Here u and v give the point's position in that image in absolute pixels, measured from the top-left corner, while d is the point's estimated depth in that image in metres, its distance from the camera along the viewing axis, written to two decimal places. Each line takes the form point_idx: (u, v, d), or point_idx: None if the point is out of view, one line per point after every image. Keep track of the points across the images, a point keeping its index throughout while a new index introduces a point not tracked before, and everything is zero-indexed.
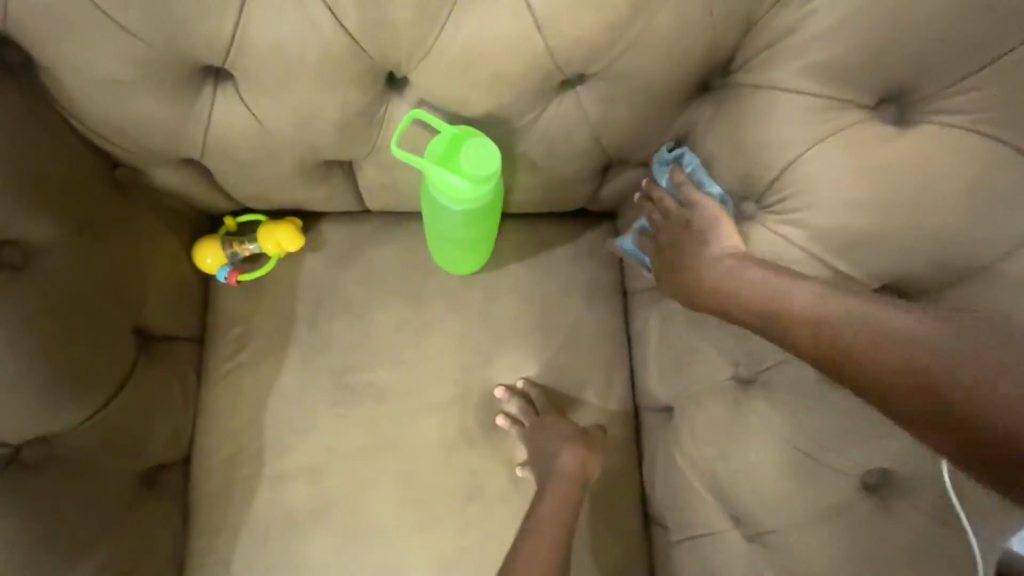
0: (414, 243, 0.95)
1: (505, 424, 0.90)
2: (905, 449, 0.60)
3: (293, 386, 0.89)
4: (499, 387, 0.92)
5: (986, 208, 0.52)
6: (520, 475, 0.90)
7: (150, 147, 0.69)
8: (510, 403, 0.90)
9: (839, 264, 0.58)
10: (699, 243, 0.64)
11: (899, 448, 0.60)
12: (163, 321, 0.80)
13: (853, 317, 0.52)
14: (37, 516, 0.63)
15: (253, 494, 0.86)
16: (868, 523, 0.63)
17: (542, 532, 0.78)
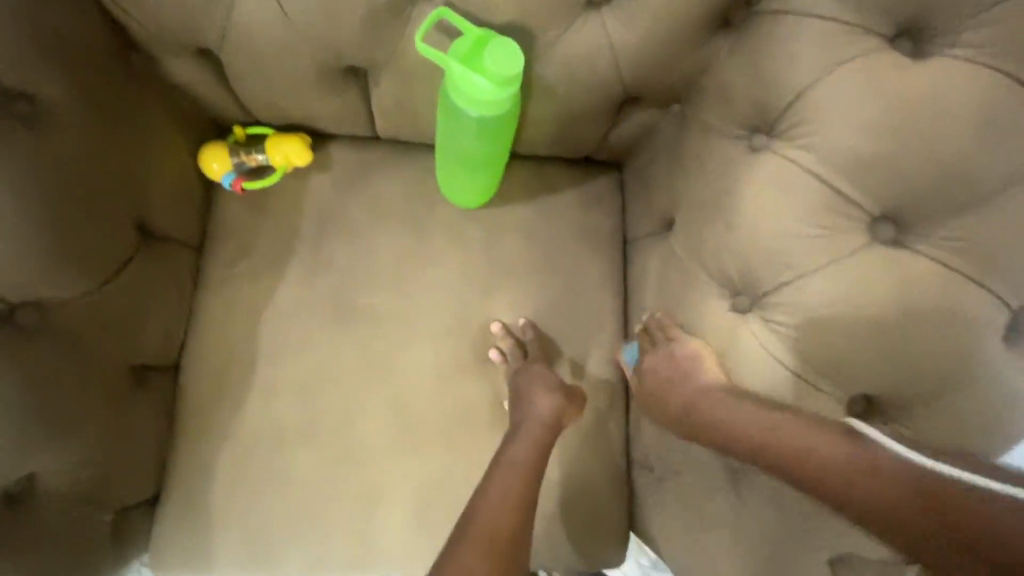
0: (422, 174, 0.94)
1: (496, 357, 0.90)
2: (894, 377, 0.61)
3: (290, 301, 0.88)
4: (496, 322, 0.93)
5: (988, 140, 0.55)
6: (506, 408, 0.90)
7: (167, 27, 0.68)
8: (505, 339, 0.91)
9: (847, 184, 0.60)
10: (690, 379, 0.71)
11: (887, 379, 0.62)
12: (166, 219, 0.80)
13: (817, 472, 0.55)
14: (28, 382, 0.62)
15: (242, 404, 0.85)
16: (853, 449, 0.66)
17: (512, 466, 0.75)
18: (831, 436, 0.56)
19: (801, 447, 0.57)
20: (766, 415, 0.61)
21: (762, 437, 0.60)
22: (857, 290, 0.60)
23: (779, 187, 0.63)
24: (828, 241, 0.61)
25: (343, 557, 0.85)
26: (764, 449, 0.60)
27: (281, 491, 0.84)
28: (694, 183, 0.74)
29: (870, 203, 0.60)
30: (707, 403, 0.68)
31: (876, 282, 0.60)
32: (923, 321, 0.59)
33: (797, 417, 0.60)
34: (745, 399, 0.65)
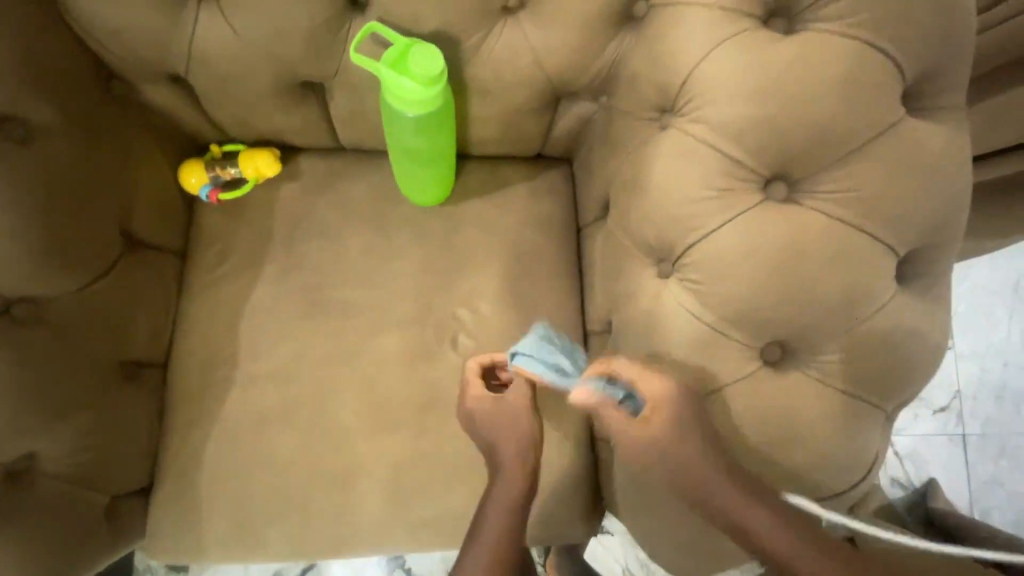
0: (383, 177, 1.03)
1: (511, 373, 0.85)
2: (801, 324, 0.67)
3: (267, 300, 0.96)
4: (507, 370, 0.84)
5: (853, 100, 0.62)
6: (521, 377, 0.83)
7: (139, 58, 0.78)
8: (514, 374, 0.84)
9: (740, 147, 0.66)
10: (690, 444, 0.66)
11: (795, 326, 0.67)
12: (148, 229, 0.88)
13: (782, 548, 0.63)
14: (23, 367, 0.71)
15: (226, 396, 0.92)
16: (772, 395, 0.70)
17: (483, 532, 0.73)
18: (804, 530, 0.64)
19: (782, 556, 0.63)
20: (740, 494, 0.65)
21: (731, 514, 0.65)
22: (760, 243, 0.66)
23: (681, 159, 0.70)
24: (728, 198, 0.67)
25: (324, 535, 0.91)
26: (745, 526, 0.65)
27: (264, 475, 0.91)
28: (621, 165, 0.81)
29: (761, 164, 0.66)
30: (694, 471, 0.66)
31: (773, 235, 0.66)
32: (816, 268, 0.65)
33: (772, 507, 0.65)
34: (739, 481, 0.66)
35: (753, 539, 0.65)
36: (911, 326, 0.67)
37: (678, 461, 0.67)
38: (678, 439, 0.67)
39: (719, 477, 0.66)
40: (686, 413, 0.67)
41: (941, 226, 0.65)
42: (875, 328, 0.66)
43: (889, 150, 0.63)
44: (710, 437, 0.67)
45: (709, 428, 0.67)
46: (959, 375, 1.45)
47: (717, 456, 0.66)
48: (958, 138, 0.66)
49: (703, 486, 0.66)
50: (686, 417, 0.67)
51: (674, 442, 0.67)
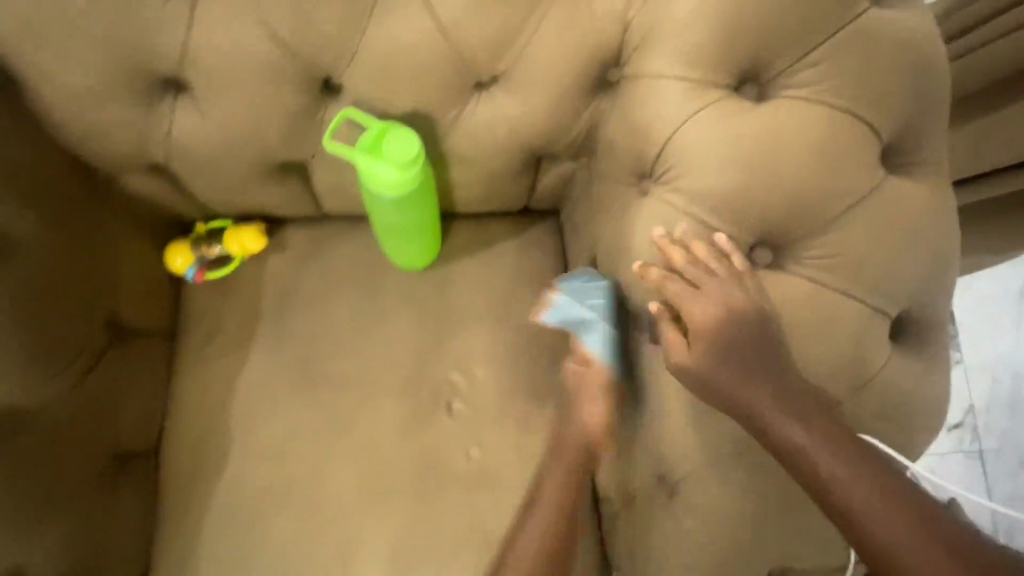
0: (369, 243, 1.02)
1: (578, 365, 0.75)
2: None
3: (257, 376, 0.95)
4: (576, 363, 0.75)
5: (830, 165, 0.61)
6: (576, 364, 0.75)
7: (115, 155, 0.78)
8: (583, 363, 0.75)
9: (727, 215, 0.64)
10: (748, 372, 0.62)
11: None
12: (133, 316, 0.88)
13: (844, 486, 0.59)
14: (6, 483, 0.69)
15: (219, 479, 0.91)
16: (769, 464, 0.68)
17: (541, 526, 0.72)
18: (860, 461, 0.60)
19: (842, 503, 0.59)
20: (796, 430, 0.60)
21: (789, 452, 0.61)
22: (754, 313, 0.64)
23: (662, 228, 0.69)
24: (720, 268, 0.65)
25: None
26: (800, 464, 0.60)
27: (261, 560, 0.89)
28: (604, 227, 0.80)
29: (748, 231, 0.65)
30: (756, 405, 0.61)
31: (766, 304, 0.64)
32: (807, 337, 0.63)
33: (832, 444, 0.60)
34: (800, 420, 0.60)
35: (809, 476, 0.60)
36: (905, 384, 0.66)
37: (731, 387, 0.62)
38: (728, 366, 0.62)
39: (782, 417, 0.61)
40: (740, 349, 0.62)
41: (928, 282, 0.65)
42: (872, 392, 0.65)
43: (870, 213, 0.62)
44: (757, 355, 0.62)
45: (765, 364, 0.62)
46: (970, 390, 1.42)
47: (780, 390, 0.61)
48: (939, 193, 0.65)
49: (760, 424, 0.62)
50: (732, 356, 0.62)
51: (725, 380, 0.62)
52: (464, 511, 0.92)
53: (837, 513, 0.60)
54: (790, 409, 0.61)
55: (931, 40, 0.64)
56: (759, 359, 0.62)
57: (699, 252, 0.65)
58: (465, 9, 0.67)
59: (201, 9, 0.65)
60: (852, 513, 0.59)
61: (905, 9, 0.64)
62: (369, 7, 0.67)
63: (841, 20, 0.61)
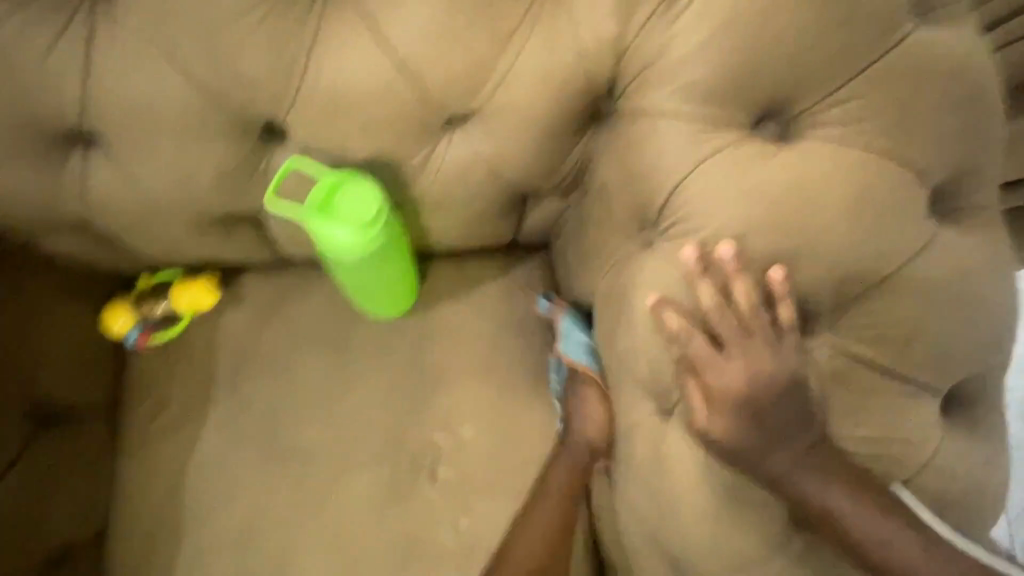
0: (338, 291, 0.91)
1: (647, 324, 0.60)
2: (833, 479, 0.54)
3: (214, 451, 0.84)
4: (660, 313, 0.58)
5: (870, 221, 0.51)
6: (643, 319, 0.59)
7: (23, 216, 0.67)
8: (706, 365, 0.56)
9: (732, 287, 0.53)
10: (774, 434, 0.55)
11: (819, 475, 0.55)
12: (62, 394, 0.77)
13: (882, 544, 0.54)
14: None
15: (174, 573, 0.80)
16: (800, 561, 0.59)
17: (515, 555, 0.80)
18: (898, 513, 0.54)
19: (880, 558, 0.54)
20: (827, 494, 0.54)
21: (818, 514, 0.55)
22: (757, 407, 0.54)
23: (671, 291, 0.58)
24: (713, 359, 0.55)
25: None
26: (832, 526, 0.55)
27: None
28: (599, 280, 0.70)
29: (748, 311, 0.54)
30: (778, 467, 0.55)
31: (769, 398, 0.54)
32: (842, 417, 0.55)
33: (868, 500, 0.54)
34: (831, 480, 0.54)
35: (842, 534, 0.55)
36: (961, 468, 0.56)
37: (755, 449, 0.55)
38: (755, 426, 0.55)
39: (807, 477, 0.55)
40: (762, 414, 0.54)
41: (985, 351, 0.55)
42: (922, 483, 0.56)
43: (918, 278, 0.52)
44: (781, 417, 0.54)
45: (791, 427, 0.55)
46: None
47: (810, 451, 0.55)
48: (996, 243, 0.55)
49: (786, 487, 0.55)
50: (751, 421, 0.55)
51: (752, 443, 0.55)
52: None
53: (873, 566, 0.55)
54: (817, 470, 0.55)
55: (982, 64, 0.53)
56: (793, 422, 0.54)
57: (705, 295, 0.54)
58: (425, 41, 0.58)
59: (102, 55, 0.57)
60: (891, 569, 0.54)
61: (950, 27, 0.54)
62: (309, 43, 0.57)
63: (879, 45, 0.51)
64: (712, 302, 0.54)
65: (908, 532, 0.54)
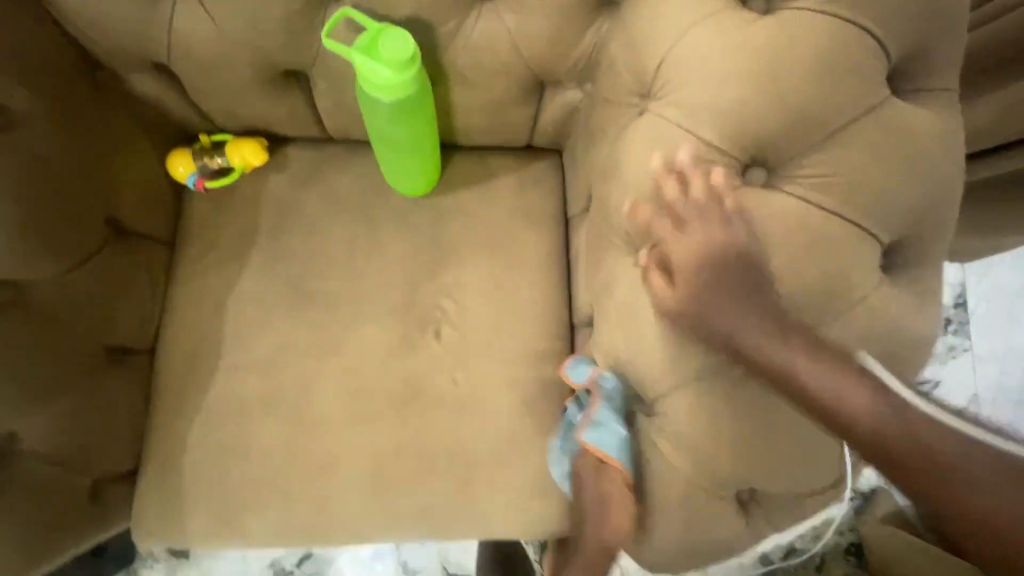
0: (370, 168, 1.02)
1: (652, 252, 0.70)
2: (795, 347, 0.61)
3: (251, 289, 0.97)
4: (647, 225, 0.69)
5: (828, 80, 0.60)
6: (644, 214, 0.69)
7: (120, 46, 0.81)
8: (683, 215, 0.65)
9: (690, 176, 0.64)
10: (734, 296, 0.63)
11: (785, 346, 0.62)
12: (134, 217, 0.91)
13: (849, 407, 0.59)
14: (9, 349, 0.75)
15: (209, 384, 0.94)
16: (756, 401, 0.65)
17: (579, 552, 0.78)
18: (861, 378, 0.60)
19: (851, 422, 0.59)
20: (788, 355, 0.61)
21: (786, 380, 0.61)
22: (713, 267, 0.64)
23: (657, 145, 0.67)
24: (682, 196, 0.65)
25: (303, 523, 0.93)
26: (800, 392, 0.61)
27: (243, 462, 0.92)
28: (600, 153, 0.79)
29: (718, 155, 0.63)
30: (744, 332, 0.62)
31: (720, 262, 0.63)
32: (791, 252, 0.62)
33: (829, 364, 0.60)
34: (792, 346, 0.61)
35: (811, 401, 0.60)
36: (892, 312, 0.64)
37: (722, 314, 0.63)
38: (722, 287, 0.63)
39: (772, 342, 0.61)
40: (710, 286, 0.64)
41: (925, 213, 0.63)
42: (852, 321, 0.63)
43: (867, 132, 0.60)
44: (742, 272, 0.63)
45: (755, 291, 0.63)
46: (975, 378, 1.38)
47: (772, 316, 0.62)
48: (946, 122, 0.63)
49: (749, 347, 0.62)
50: (706, 285, 0.64)
51: (717, 305, 0.64)
52: (442, 434, 0.95)
53: (848, 431, 0.59)
54: (780, 339, 0.61)
55: None
56: (751, 271, 0.63)
57: (668, 186, 0.65)
58: None
59: None
60: (864, 431, 0.59)
61: None
62: None
63: None
64: (673, 190, 0.65)
65: (869, 392, 0.59)
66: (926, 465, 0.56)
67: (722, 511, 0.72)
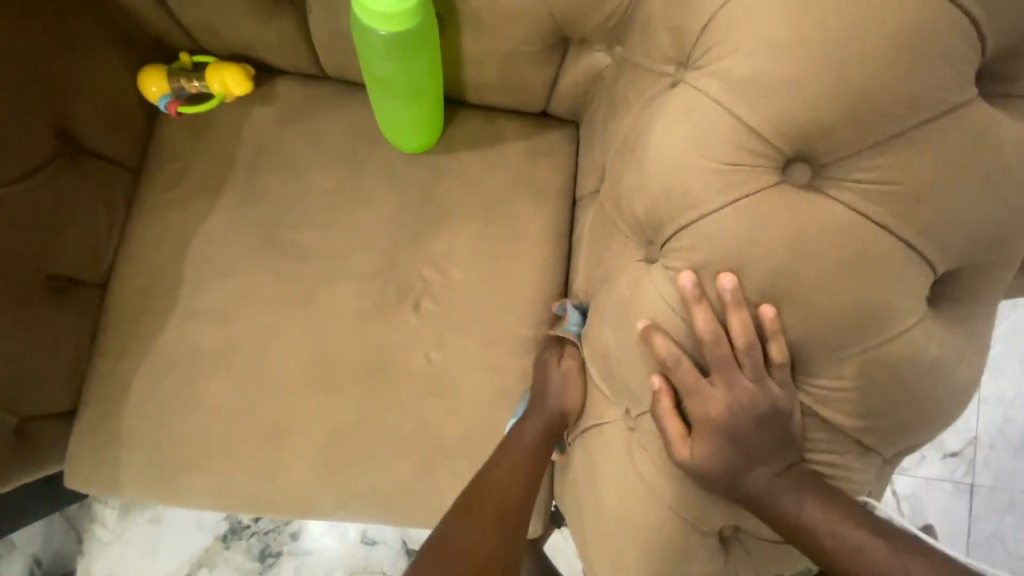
0: (365, 113, 0.92)
1: (691, 285, 0.56)
2: (774, 454, 0.57)
3: (219, 230, 0.89)
4: (687, 275, 0.56)
5: (906, 64, 0.49)
6: (667, 222, 0.59)
7: None
8: (708, 219, 0.56)
9: (729, 317, 0.55)
10: (737, 366, 0.56)
11: (768, 451, 0.57)
12: (95, 136, 0.83)
13: (822, 532, 0.55)
14: None
15: (163, 326, 0.87)
16: (753, 450, 0.57)
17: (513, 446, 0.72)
18: (834, 503, 0.56)
19: (822, 546, 0.55)
20: (766, 463, 0.57)
21: (755, 494, 0.57)
22: (740, 428, 0.57)
23: (684, 122, 0.57)
24: (706, 185, 0.56)
25: (249, 488, 0.86)
26: (769, 511, 0.57)
27: (188, 414, 0.86)
28: (619, 125, 0.70)
29: (757, 141, 0.54)
30: (719, 436, 0.57)
31: (747, 423, 0.56)
32: (826, 263, 0.52)
33: (802, 488, 0.56)
34: (767, 461, 0.57)
35: (780, 520, 0.56)
36: (929, 349, 0.55)
37: (717, 399, 0.57)
38: (729, 368, 0.56)
39: (744, 450, 0.57)
40: (738, 438, 0.57)
41: (990, 240, 0.53)
42: (880, 355, 0.54)
43: (940, 135, 0.50)
44: (757, 342, 0.55)
45: (750, 407, 0.56)
46: (977, 419, 1.30)
47: (761, 413, 0.56)
48: None
49: (761, 506, 0.57)
50: (729, 445, 0.57)
51: (720, 381, 0.57)
52: (408, 412, 0.87)
53: (819, 557, 0.56)
54: (755, 451, 0.57)
55: None
56: (772, 341, 0.55)
57: (701, 321, 0.56)
58: None
59: None
60: (835, 555, 0.55)
61: None
62: None
63: None
64: (708, 329, 0.56)
65: (897, 555, 0.54)
66: None
67: (707, 551, 0.63)
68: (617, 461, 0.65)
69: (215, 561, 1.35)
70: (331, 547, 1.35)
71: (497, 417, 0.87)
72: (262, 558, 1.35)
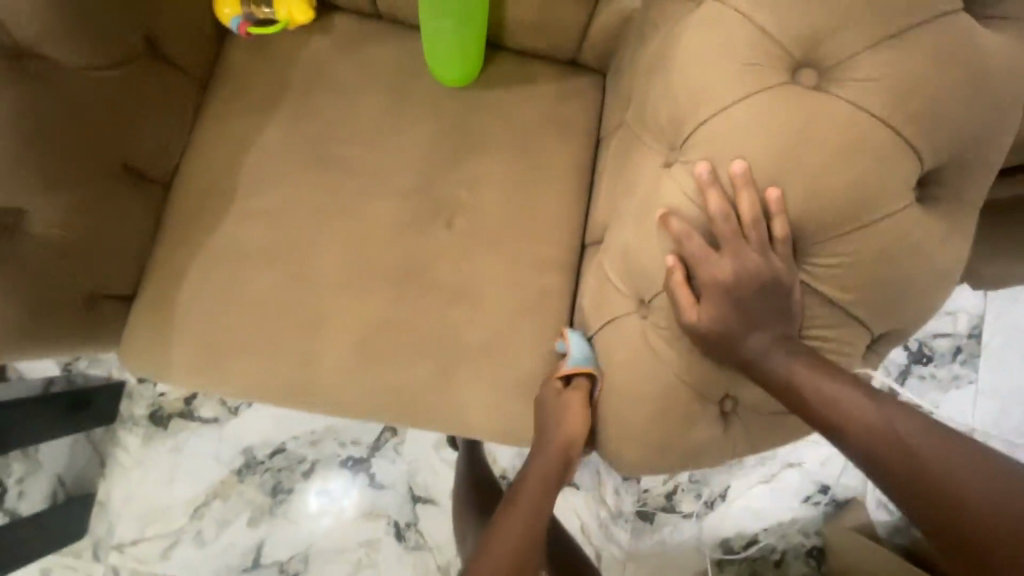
0: (413, 48, 1.01)
1: (706, 171, 0.63)
2: (773, 324, 0.65)
3: (274, 142, 0.97)
4: (703, 163, 0.64)
5: None
6: (687, 118, 0.66)
7: None
8: (723, 112, 0.63)
9: (738, 194, 0.62)
10: (746, 243, 0.63)
11: (767, 321, 0.65)
12: (174, 45, 0.92)
13: (811, 390, 0.64)
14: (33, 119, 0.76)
15: (217, 224, 0.95)
16: (754, 318, 0.65)
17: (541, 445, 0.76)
18: (822, 367, 0.64)
19: (811, 402, 0.64)
20: (765, 331, 0.65)
21: (754, 359, 0.66)
22: (743, 297, 0.64)
23: (708, 30, 0.65)
24: (725, 83, 0.63)
25: (284, 377, 0.93)
26: (766, 372, 0.65)
27: (234, 305, 0.93)
28: (647, 51, 0.78)
29: (770, 45, 0.62)
30: (725, 307, 0.65)
31: (749, 292, 0.64)
32: (828, 148, 0.60)
33: (795, 353, 0.65)
34: (765, 329, 0.65)
35: (776, 379, 0.65)
36: (916, 235, 0.62)
37: (726, 271, 0.64)
38: (737, 244, 0.63)
39: (746, 318, 0.65)
40: (742, 305, 0.65)
41: (972, 143, 0.61)
42: (872, 236, 0.61)
43: (930, 41, 0.59)
44: (764, 220, 0.62)
45: (754, 280, 0.63)
46: (974, 414, 1.35)
47: (764, 286, 0.64)
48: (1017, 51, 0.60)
49: (759, 365, 0.65)
50: (733, 311, 0.65)
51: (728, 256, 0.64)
52: (435, 318, 0.95)
53: (810, 413, 0.64)
54: (755, 320, 0.65)
55: None
56: (776, 219, 0.62)
57: (713, 201, 0.63)
58: None
59: None
60: (824, 410, 0.63)
61: None
62: None
63: None
64: (719, 207, 0.63)
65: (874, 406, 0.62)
66: (884, 446, 0.61)
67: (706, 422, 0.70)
68: (631, 341, 0.72)
69: (229, 493, 1.39)
70: (343, 490, 1.41)
71: (516, 329, 0.95)
72: (274, 493, 1.39)
